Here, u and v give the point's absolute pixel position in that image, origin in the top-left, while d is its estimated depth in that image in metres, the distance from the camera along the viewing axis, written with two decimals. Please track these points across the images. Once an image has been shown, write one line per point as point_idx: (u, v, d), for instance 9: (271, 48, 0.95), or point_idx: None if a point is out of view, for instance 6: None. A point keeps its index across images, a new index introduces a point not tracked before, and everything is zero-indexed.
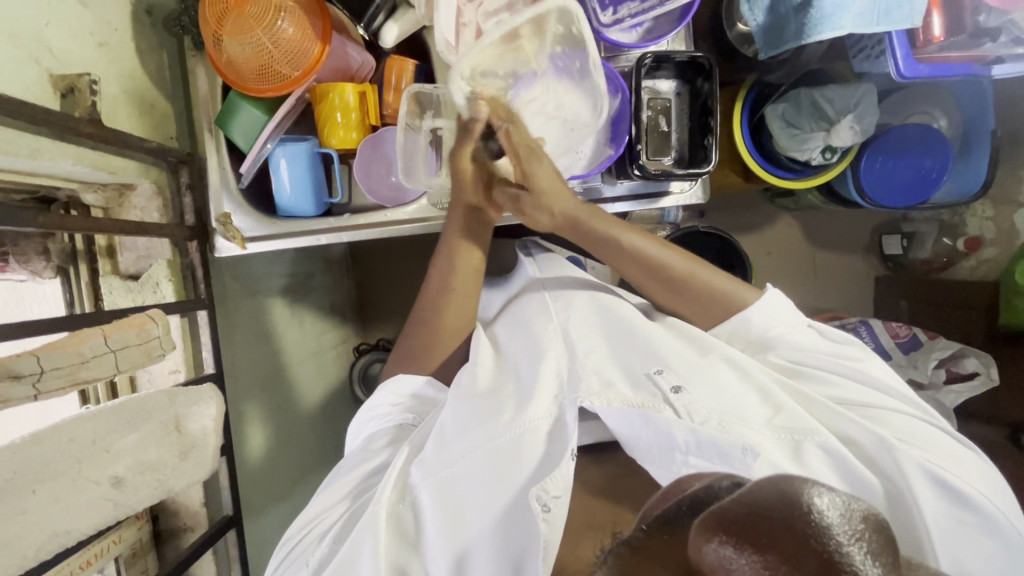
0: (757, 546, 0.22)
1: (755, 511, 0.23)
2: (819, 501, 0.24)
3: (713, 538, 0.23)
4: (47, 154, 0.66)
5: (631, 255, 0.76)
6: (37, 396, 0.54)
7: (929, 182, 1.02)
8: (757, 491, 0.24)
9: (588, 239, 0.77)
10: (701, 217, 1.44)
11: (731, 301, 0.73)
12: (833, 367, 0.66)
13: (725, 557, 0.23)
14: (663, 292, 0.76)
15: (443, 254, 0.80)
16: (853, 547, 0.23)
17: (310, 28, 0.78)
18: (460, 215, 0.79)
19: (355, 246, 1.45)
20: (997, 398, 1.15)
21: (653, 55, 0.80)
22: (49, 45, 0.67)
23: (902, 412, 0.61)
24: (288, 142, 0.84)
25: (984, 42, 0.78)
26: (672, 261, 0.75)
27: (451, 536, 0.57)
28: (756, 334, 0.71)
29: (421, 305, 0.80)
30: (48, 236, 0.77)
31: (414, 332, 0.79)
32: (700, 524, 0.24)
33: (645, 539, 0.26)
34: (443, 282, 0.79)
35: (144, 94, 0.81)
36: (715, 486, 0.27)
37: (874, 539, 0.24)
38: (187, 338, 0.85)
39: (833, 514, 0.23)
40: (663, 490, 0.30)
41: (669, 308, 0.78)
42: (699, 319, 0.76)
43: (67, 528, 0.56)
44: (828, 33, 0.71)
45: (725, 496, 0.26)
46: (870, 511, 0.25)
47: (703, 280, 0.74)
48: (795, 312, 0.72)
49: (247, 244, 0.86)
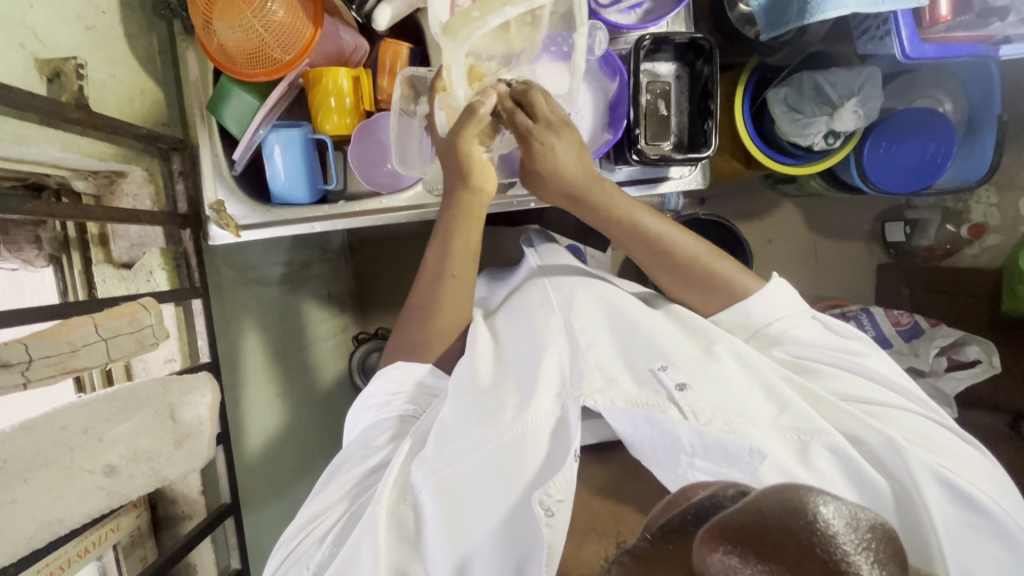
0: (763, 556, 0.22)
1: (759, 520, 0.23)
2: (824, 509, 0.23)
3: (717, 547, 0.23)
4: (34, 140, 0.65)
5: (634, 231, 0.75)
6: (26, 384, 0.53)
7: (934, 166, 1.01)
8: (764, 498, 0.24)
9: (595, 215, 0.76)
10: (702, 204, 1.43)
11: (734, 287, 0.72)
12: (834, 361, 0.66)
13: (730, 566, 0.22)
14: (668, 277, 0.75)
15: (439, 238, 0.77)
16: (859, 557, 0.22)
17: (302, 11, 0.77)
18: (459, 200, 0.76)
19: (353, 235, 1.44)
20: (998, 386, 1.15)
21: (651, 37, 0.77)
22: (34, 28, 0.65)
23: (903, 409, 0.61)
24: (280, 127, 0.81)
25: (992, 21, 0.75)
26: (678, 242, 0.74)
27: (453, 541, 0.57)
28: (759, 325, 0.71)
29: (417, 290, 0.79)
30: (39, 224, 0.76)
31: (410, 320, 0.78)
32: (706, 532, 0.23)
33: (649, 548, 0.26)
34: (438, 268, 0.77)
35: (132, 78, 0.80)
36: (720, 494, 0.27)
37: (881, 548, 0.23)
38: (182, 326, 0.84)
39: (839, 522, 0.23)
40: (666, 498, 0.30)
41: (669, 289, 0.77)
42: (702, 307, 0.75)
43: (59, 517, 0.56)
44: (831, 12, 0.69)
45: (729, 503, 0.26)
46: (878, 519, 0.24)
47: (707, 264, 0.73)
48: (800, 301, 0.71)
49: (241, 232, 0.85)
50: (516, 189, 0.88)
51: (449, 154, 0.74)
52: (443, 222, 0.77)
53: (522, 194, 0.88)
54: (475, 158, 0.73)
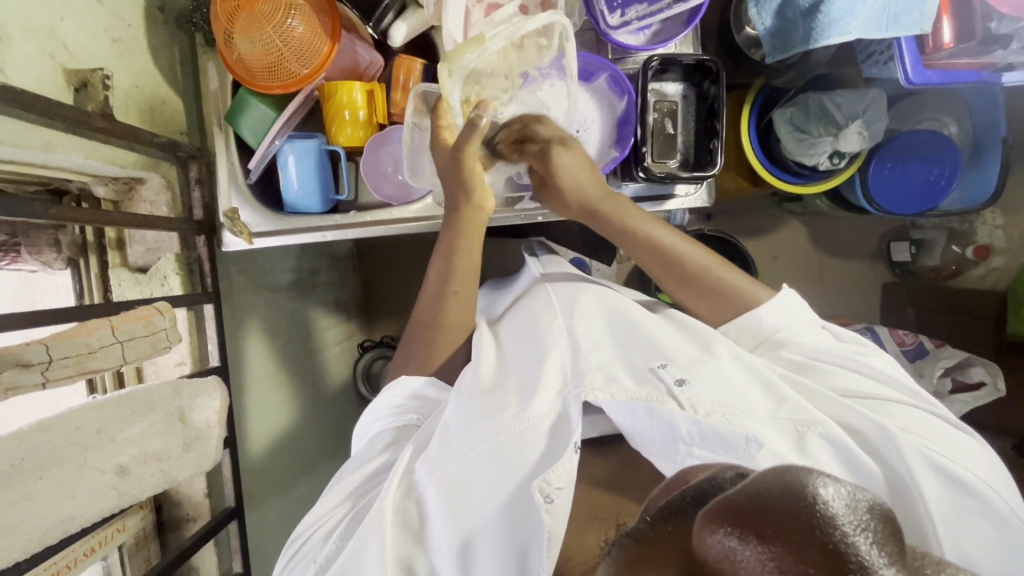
0: (762, 536, 0.24)
1: (759, 501, 0.25)
2: (824, 491, 0.25)
3: (718, 529, 0.25)
4: (59, 147, 0.67)
5: (649, 245, 0.77)
6: (45, 383, 0.55)
7: (937, 188, 1.02)
8: (763, 480, 0.26)
9: (610, 226, 0.78)
10: (707, 220, 1.44)
11: (743, 297, 0.73)
12: (839, 360, 0.66)
13: (729, 546, 0.24)
14: (680, 287, 0.77)
15: (441, 255, 0.79)
16: (859, 538, 0.24)
17: (320, 27, 0.79)
18: (461, 219, 0.77)
19: (361, 244, 1.46)
20: (1004, 409, 1.14)
21: (659, 58, 0.79)
22: (63, 40, 0.68)
23: (902, 403, 0.60)
24: (296, 138, 0.84)
25: (994, 48, 0.76)
26: (690, 254, 0.76)
27: (454, 525, 0.57)
28: (768, 331, 0.71)
29: (421, 311, 0.80)
30: (59, 228, 0.77)
31: (420, 333, 0.79)
32: (705, 515, 0.26)
33: (650, 531, 0.29)
34: (441, 286, 0.79)
35: (154, 88, 0.82)
36: (720, 477, 0.29)
37: (879, 529, 0.25)
38: (193, 330, 0.86)
39: (839, 504, 0.24)
40: (666, 482, 0.32)
41: (682, 302, 0.78)
42: (712, 316, 0.76)
43: (71, 515, 0.57)
44: (836, 38, 0.71)
45: (729, 485, 0.28)
46: (875, 502, 0.26)
47: (717, 275, 0.75)
48: (809, 312, 0.72)
49: (255, 239, 0.87)
50: (522, 203, 0.89)
51: (452, 171, 0.75)
52: (445, 242, 0.78)
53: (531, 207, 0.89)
54: (477, 174, 0.75)
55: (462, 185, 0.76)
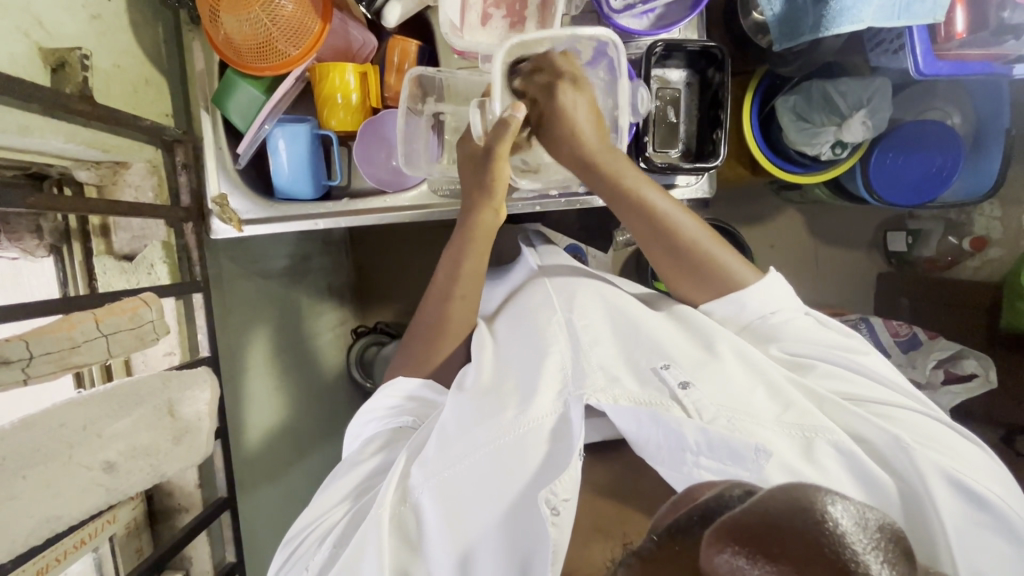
0: (771, 556, 0.23)
1: (767, 519, 0.24)
2: (832, 509, 0.24)
3: (725, 548, 0.23)
4: (38, 131, 0.64)
5: (642, 210, 0.72)
6: (27, 380, 0.53)
7: (938, 180, 1.00)
8: (771, 500, 0.25)
9: (604, 188, 0.73)
10: (706, 208, 1.42)
11: (731, 278, 0.71)
12: (836, 358, 0.65)
13: (737, 566, 0.23)
14: (667, 258, 0.73)
15: (451, 253, 0.78)
16: (869, 556, 0.23)
17: (311, 6, 0.76)
18: (475, 219, 0.76)
19: (354, 228, 1.43)
20: (995, 401, 1.16)
21: (663, 44, 0.78)
22: (38, 17, 0.64)
23: (913, 411, 0.60)
24: (286, 122, 0.81)
25: (1006, 39, 0.75)
26: (684, 224, 0.72)
27: (453, 535, 0.56)
28: (754, 319, 0.70)
29: (423, 311, 0.80)
30: (41, 214, 0.74)
31: (417, 337, 0.79)
32: (711, 533, 0.24)
33: (655, 549, 0.27)
34: (445, 289, 0.78)
35: (136, 67, 0.78)
36: (726, 494, 0.28)
37: (889, 548, 0.24)
38: (183, 319, 0.84)
39: (847, 522, 0.24)
40: (672, 498, 0.31)
41: (667, 275, 0.75)
42: (697, 294, 0.74)
43: (58, 513, 0.55)
44: (846, 28, 0.69)
45: (735, 503, 0.27)
46: (884, 519, 0.25)
47: (708, 250, 0.72)
48: (795, 300, 0.71)
49: (245, 226, 0.85)
50: (521, 192, 0.87)
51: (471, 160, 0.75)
52: (455, 241, 0.77)
53: (527, 197, 0.87)
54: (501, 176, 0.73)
55: (485, 185, 0.75)
